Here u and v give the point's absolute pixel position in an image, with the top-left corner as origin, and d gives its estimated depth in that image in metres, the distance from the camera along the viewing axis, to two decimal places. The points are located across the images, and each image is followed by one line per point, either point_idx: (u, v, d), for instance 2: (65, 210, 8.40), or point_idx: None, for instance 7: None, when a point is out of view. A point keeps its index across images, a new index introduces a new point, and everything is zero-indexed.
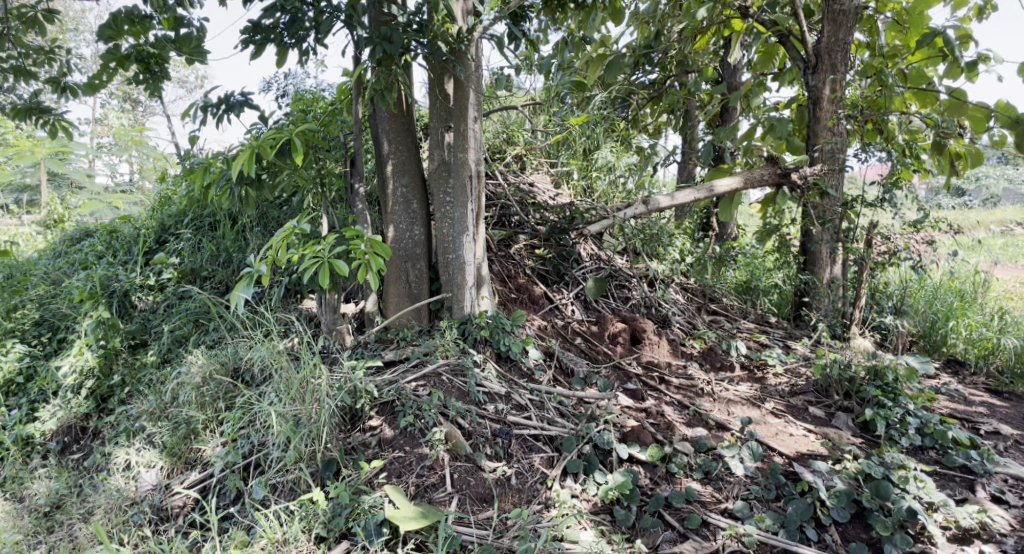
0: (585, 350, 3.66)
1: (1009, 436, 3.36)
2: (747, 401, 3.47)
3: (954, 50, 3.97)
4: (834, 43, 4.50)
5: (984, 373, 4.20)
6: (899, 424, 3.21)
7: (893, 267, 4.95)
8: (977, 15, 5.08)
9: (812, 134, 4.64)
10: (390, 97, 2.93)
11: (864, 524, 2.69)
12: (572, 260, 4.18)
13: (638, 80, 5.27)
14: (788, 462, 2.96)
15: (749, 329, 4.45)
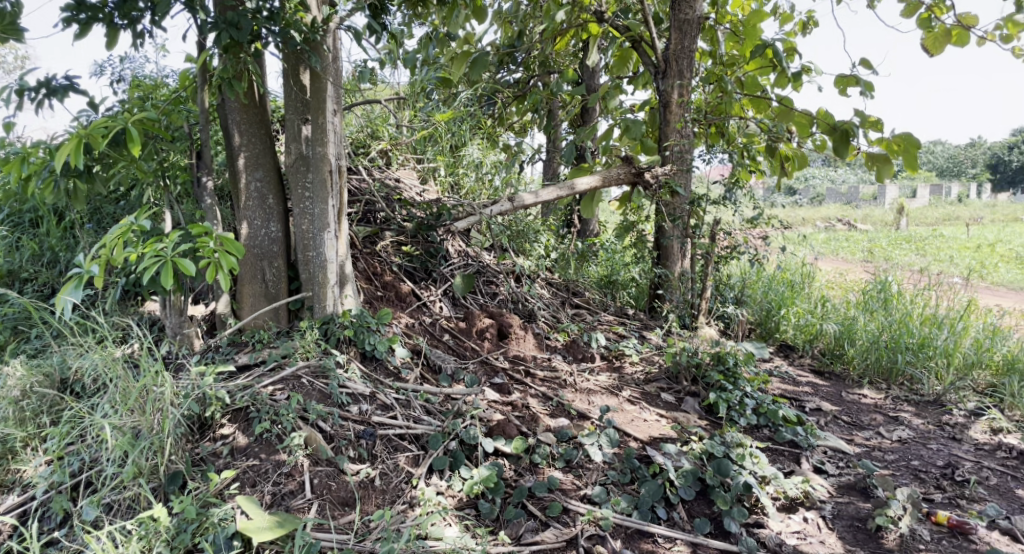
0: (453, 347, 3.66)
1: (829, 412, 3.75)
2: (606, 390, 3.62)
3: (782, 62, 4.35)
4: (680, 51, 4.79)
5: (809, 355, 4.65)
6: (738, 405, 3.48)
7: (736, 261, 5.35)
8: (801, 29, 5.59)
9: (662, 135, 4.92)
10: (239, 86, 2.77)
11: (707, 501, 2.90)
12: (440, 256, 4.20)
13: (503, 79, 5.42)
14: (642, 446, 3.13)
15: (609, 321, 4.65)
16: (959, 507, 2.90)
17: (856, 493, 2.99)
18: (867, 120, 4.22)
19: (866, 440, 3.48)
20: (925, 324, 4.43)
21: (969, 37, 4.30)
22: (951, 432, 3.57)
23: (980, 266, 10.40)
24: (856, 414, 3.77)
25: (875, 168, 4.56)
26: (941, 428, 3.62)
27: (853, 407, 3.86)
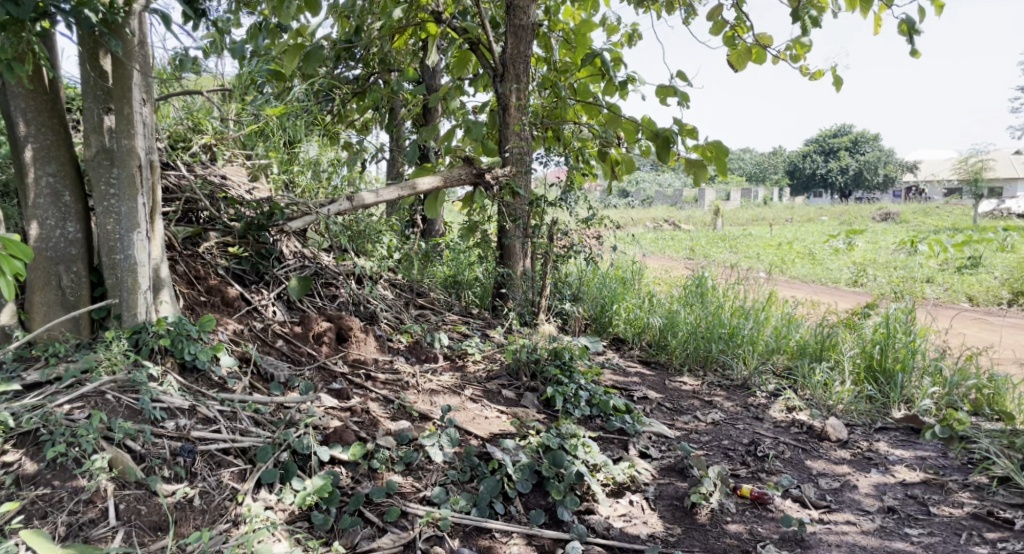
0: (287, 353, 3.49)
1: (654, 399, 4.00)
2: (448, 389, 3.62)
3: (609, 71, 4.58)
4: (516, 55, 4.89)
5: (638, 346, 4.97)
6: (573, 398, 3.62)
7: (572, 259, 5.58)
8: (627, 41, 5.93)
9: (502, 137, 5.00)
10: (22, 69, 2.46)
11: (543, 492, 2.98)
12: (274, 258, 3.97)
13: (340, 74, 5.28)
14: (482, 444, 3.16)
15: (452, 321, 4.65)
16: (760, 479, 3.21)
17: (675, 474, 3.21)
18: (683, 128, 4.55)
19: (685, 424, 3.75)
20: (734, 315, 4.86)
21: (765, 55, 4.77)
22: (755, 412, 3.94)
23: (780, 262, 11.62)
24: (678, 400, 4.06)
25: (692, 173, 4.93)
26: (747, 408, 3.98)
27: (675, 394, 4.15)
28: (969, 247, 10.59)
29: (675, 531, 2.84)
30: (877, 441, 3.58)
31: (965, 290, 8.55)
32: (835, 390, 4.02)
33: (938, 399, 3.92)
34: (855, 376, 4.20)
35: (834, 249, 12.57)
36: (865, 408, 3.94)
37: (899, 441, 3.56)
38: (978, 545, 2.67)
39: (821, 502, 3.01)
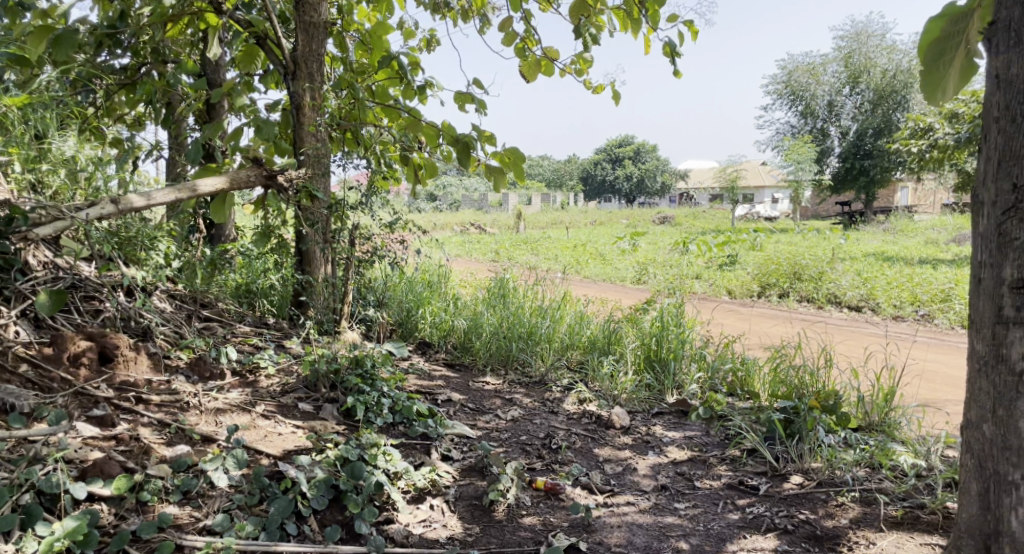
0: (33, 379, 3.00)
1: (457, 401, 4.04)
2: (237, 407, 3.37)
3: (407, 74, 4.55)
4: (308, 53, 4.70)
5: (443, 350, 5.03)
6: (375, 406, 3.52)
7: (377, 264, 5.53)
8: (426, 46, 5.94)
9: (297, 138, 4.72)
10: None
11: (340, 506, 2.86)
12: (15, 269, 3.39)
13: (104, 63, 4.72)
14: (273, 463, 2.97)
15: (244, 333, 4.35)
16: (554, 471, 3.35)
17: (475, 473, 3.24)
18: (482, 134, 4.64)
19: (486, 423, 3.82)
20: (534, 314, 5.11)
21: (553, 68, 5.03)
22: (550, 406, 4.13)
23: (575, 263, 12.36)
24: (480, 400, 4.14)
25: (493, 179, 5.02)
26: (544, 404, 4.16)
27: (477, 394, 4.22)
28: (729, 247, 12.01)
29: (473, 531, 2.87)
30: (653, 425, 3.90)
31: (725, 285, 9.67)
32: (619, 380, 4.31)
33: (702, 382, 4.37)
34: (636, 366, 4.56)
35: (621, 250, 13.63)
36: (645, 396, 4.27)
37: (672, 424, 3.91)
38: (731, 512, 2.96)
39: (605, 486, 3.22)
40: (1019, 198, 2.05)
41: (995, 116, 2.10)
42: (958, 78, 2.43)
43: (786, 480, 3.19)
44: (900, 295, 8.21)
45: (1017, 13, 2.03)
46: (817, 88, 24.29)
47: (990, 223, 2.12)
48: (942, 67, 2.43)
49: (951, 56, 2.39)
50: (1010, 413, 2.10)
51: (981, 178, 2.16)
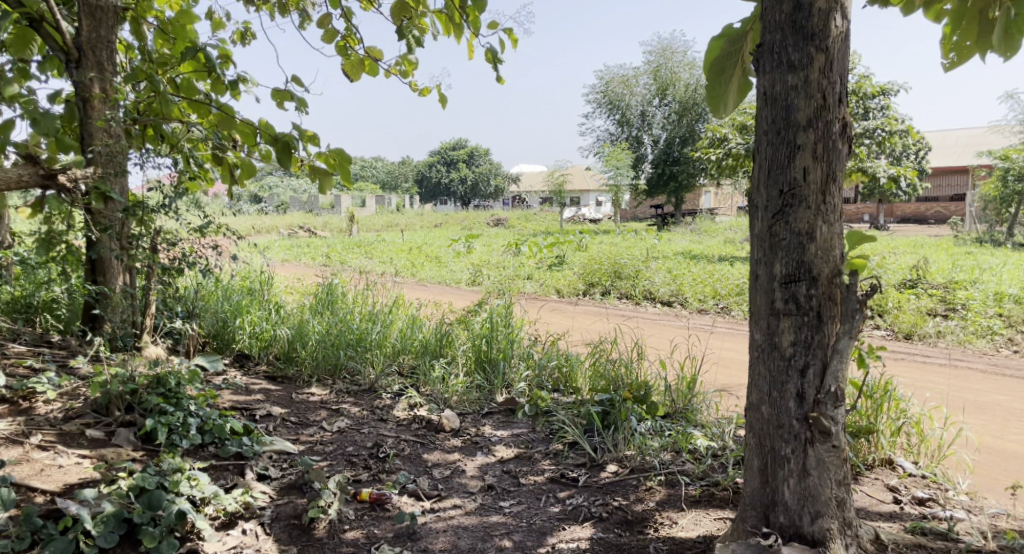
0: None
1: (278, 416, 3.83)
2: (6, 440, 2.96)
3: (215, 67, 4.18)
4: (96, 39, 4.25)
5: (264, 361, 4.75)
6: (180, 427, 3.22)
7: (188, 272, 5.12)
8: (239, 39, 5.59)
9: (84, 133, 4.22)
10: None
11: (134, 541, 2.60)
12: None
13: None
14: (50, 500, 2.64)
15: (21, 353, 3.84)
16: (380, 480, 3.27)
17: (294, 491, 3.08)
18: (304, 134, 4.42)
19: (310, 437, 3.65)
20: (362, 320, 4.99)
21: (377, 69, 4.94)
22: (379, 414, 4.03)
23: (410, 266, 12.30)
24: (303, 413, 3.95)
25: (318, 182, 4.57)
26: (372, 412, 4.05)
27: (300, 407, 4.03)
28: (558, 248, 12.53)
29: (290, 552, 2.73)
30: (483, 426, 3.93)
31: (554, 285, 10.06)
32: (450, 383, 4.30)
33: (530, 380, 4.45)
34: (467, 368, 4.56)
35: (455, 252, 13.73)
36: (475, 396, 4.27)
37: (500, 423, 3.97)
38: (553, 505, 3.06)
39: (433, 491, 3.19)
40: (785, 202, 2.30)
41: (764, 129, 2.35)
42: (736, 93, 2.70)
43: (603, 470, 3.35)
44: (704, 290, 8.96)
45: (778, 38, 2.28)
46: (631, 98, 26.05)
47: (764, 225, 2.37)
48: (723, 85, 2.69)
49: (730, 74, 2.66)
50: (783, 394, 2.36)
51: (757, 184, 2.40)
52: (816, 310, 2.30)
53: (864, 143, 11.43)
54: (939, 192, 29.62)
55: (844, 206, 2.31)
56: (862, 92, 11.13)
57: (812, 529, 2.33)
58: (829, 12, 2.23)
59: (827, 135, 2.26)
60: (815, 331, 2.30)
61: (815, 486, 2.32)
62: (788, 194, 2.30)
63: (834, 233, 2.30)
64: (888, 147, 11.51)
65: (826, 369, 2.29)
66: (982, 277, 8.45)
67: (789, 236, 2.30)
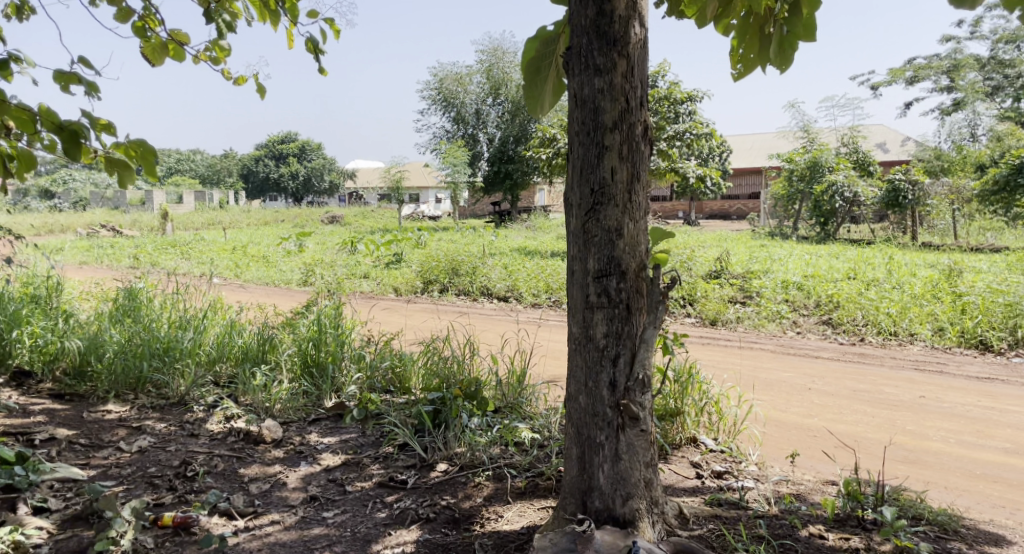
0: None
1: (63, 439, 3.42)
2: None
3: None
4: None
5: (50, 378, 4.22)
6: None
7: None
8: (14, 13, 4.92)
9: None
10: None
11: None
12: None
13: None
14: None
15: None
16: (186, 502, 3.00)
17: (81, 523, 2.75)
18: None
19: (103, 460, 3.29)
20: (171, 328, 4.57)
21: (184, 54, 4.54)
22: (189, 429, 3.71)
23: (233, 267, 11.55)
24: (96, 433, 3.55)
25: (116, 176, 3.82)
26: (181, 427, 3.72)
27: (94, 427, 3.62)
28: (393, 246, 12.35)
29: None
30: (308, 433, 3.74)
31: (389, 283, 9.90)
32: (273, 390, 4.04)
33: (362, 382, 4.25)
34: (292, 374, 4.29)
35: (285, 252, 13.08)
36: (301, 403, 4.04)
37: (327, 429, 3.80)
38: (379, 510, 2.98)
39: (248, 509, 2.99)
40: (596, 200, 2.40)
41: (575, 130, 2.44)
42: (552, 93, 2.76)
43: (432, 469, 3.31)
44: (538, 284, 9.15)
45: (585, 42, 2.37)
46: (465, 96, 26.32)
47: (578, 223, 2.45)
48: (538, 87, 2.74)
49: (545, 75, 2.72)
50: (598, 384, 2.46)
51: (571, 181, 2.48)
52: (625, 302, 2.42)
53: (675, 144, 12.29)
54: (740, 191, 32.77)
55: (648, 204, 2.46)
56: (672, 97, 12.00)
57: (623, 510, 2.45)
58: (628, 19, 2.35)
59: (630, 137, 2.39)
60: (625, 322, 2.42)
61: (626, 469, 2.45)
62: (598, 192, 2.40)
63: (639, 230, 2.44)
64: (696, 149, 12.53)
65: (635, 358, 2.42)
66: (772, 267, 9.46)
67: (601, 232, 2.40)
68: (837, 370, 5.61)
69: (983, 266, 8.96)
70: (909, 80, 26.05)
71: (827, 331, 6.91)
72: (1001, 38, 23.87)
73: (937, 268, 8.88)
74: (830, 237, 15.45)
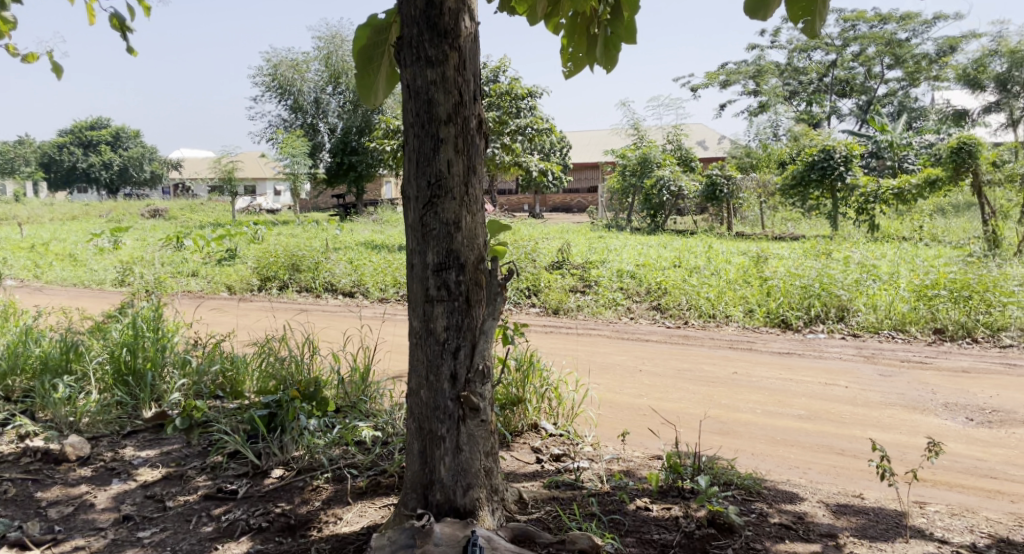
0: None
1: None
2: None
3: None
4: None
5: None
6: None
7: None
8: None
9: None
10: None
11: None
12: None
13: None
14: None
15: None
16: None
17: None
18: None
19: None
20: None
21: None
22: None
23: (34, 267, 10.28)
24: None
25: None
26: None
27: None
28: (225, 241, 11.60)
29: None
30: (122, 448, 3.42)
31: (222, 282, 9.29)
32: (79, 403, 3.64)
33: (186, 389, 3.91)
34: (101, 385, 3.89)
35: (98, 249, 11.84)
36: (114, 415, 3.68)
37: (146, 442, 3.49)
38: (204, 525, 2.79)
39: (46, 536, 2.71)
40: (433, 193, 2.39)
41: (410, 122, 2.41)
42: (385, 83, 2.70)
43: (266, 476, 3.15)
44: (384, 278, 8.96)
45: (415, 33, 2.34)
46: (302, 84, 25.23)
47: (415, 216, 2.43)
48: (371, 75, 2.67)
49: (377, 63, 2.65)
50: (438, 377, 2.46)
51: (407, 173, 2.45)
52: (464, 295, 2.43)
53: (517, 139, 12.56)
54: (579, 184, 34.12)
55: (484, 197, 2.48)
56: (513, 92, 12.23)
57: (464, 501, 2.47)
58: (458, 12, 2.35)
59: (465, 130, 2.39)
60: (465, 315, 2.43)
61: (467, 460, 2.47)
62: (435, 185, 2.39)
63: (477, 222, 2.46)
64: (537, 143, 12.89)
65: (475, 350, 2.44)
66: (608, 257, 9.96)
67: (439, 225, 2.40)
68: (664, 352, 6.03)
69: (784, 252, 10.01)
70: (723, 84, 28.46)
71: (656, 316, 7.41)
72: (797, 48, 26.70)
73: (748, 256, 9.80)
74: (659, 227, 16.53)
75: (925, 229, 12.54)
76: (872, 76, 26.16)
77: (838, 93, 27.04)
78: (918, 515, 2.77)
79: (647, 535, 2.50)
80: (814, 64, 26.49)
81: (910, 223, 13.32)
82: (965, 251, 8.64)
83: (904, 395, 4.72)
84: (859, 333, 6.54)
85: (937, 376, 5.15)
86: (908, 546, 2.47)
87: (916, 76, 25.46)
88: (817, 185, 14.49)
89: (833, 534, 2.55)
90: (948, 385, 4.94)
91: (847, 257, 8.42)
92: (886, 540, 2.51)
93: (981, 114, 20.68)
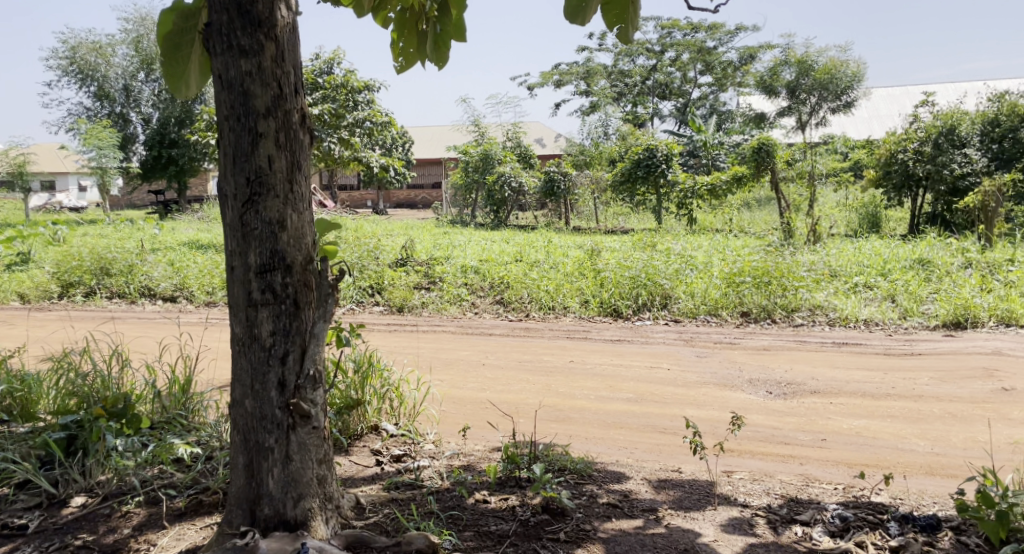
0: None
1: None
2: None
3: None
4: None
5: None
6: None
7: None
8: None
9: None
10: None
11: None
12: None
13: None
14: None
15: None
16: None
17: None
18: None
19: None
20: None
21: None
22: None
23: None
24: None
25: None
26: None
27: None
28: (18, 244, 10.27)
29: None
30: None
31: (13, 290, 8.21)
32: None
33: None
34: None
35: None
36: None
37: None
38: None
39: None
40: (253, 191, 2.26)
41: (224, 115, 2.26)
42: (197, 73, 2.46)
43: (64, 506, 2.84)
44: (212, 280, 8.37)
45: (225, 19, 2.19)
46: (108, 69, 22.92)
47: (234, 215, 2.28)
48: (180, 66, 2.43)
49: (186, 52, 2.43)
50: (265, 385, 2.33)
51: (224, 169, 2.29)
52: (292, 297, 2.32)
53: (356, 133, 12.14)
54: (421, 181, 33.93)
55: (311, 195, 2.38)
56: (349, 85, 11.99)
57: (295, 512, 2.36)
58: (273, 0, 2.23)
59: (287, 125, 2.28)
60: (292, 318, 2.32)
61: (297, 470, 2.36)
62: (255, 181, 2.25)
63: (304, 221, 2.35)
64: (376, 138, 12.64)
65: (305, 354, 2.34)
66: (451, 253, 10.00)
67: (261, 225, 2.27)
68: (506, 345, 6.15)
69: (616, 245, 10.58)
70: (556, 84, 29.54)
71: (499, 310, 7.55)
72: (621, 52, 28.27)
73: (583, 249, 10.26)
74: (501, 223, 16.85)
75: (735, 222, 13.81)
76: (687, 80, 28.35)
77: (659, 95, 29.01)
78: (725, 483, 3.04)
79: (484, 527, 2.53)
80: (636, 67, 28.19)
81: (722, 216, 14.58)
82: (766, 241, 9.62)
83: (717, 373, 5.17)
84: (680, 318, 7.07)
85: (745, 355, 5.69)
86: (716, 513, 2.70)
87: (724, 82, 27.89)
88: (643, 181, 15.49)
89: (653, 509, 2.73)
90: (754, 362, 5.48)
91: (669, 248, 9.07)
92: (698, 509, 2.73)
93: (777, 116, 23.05)
